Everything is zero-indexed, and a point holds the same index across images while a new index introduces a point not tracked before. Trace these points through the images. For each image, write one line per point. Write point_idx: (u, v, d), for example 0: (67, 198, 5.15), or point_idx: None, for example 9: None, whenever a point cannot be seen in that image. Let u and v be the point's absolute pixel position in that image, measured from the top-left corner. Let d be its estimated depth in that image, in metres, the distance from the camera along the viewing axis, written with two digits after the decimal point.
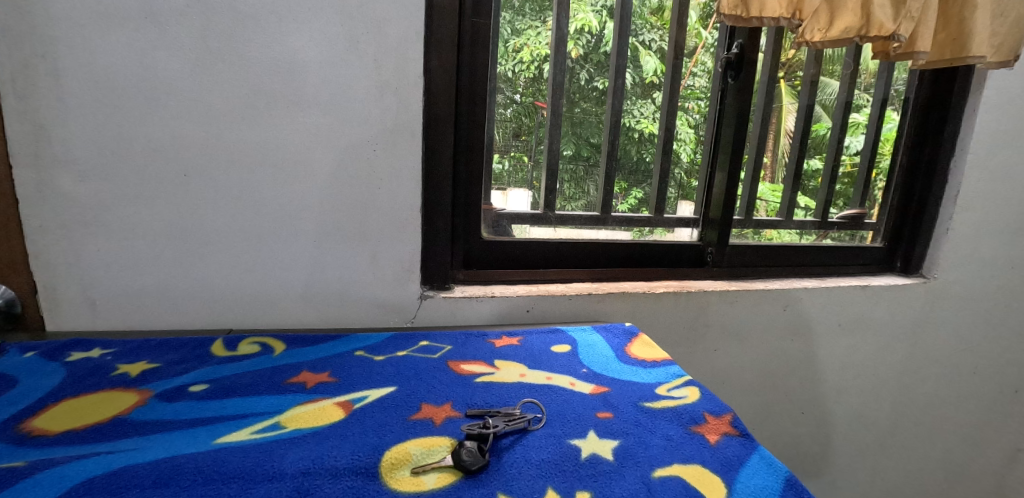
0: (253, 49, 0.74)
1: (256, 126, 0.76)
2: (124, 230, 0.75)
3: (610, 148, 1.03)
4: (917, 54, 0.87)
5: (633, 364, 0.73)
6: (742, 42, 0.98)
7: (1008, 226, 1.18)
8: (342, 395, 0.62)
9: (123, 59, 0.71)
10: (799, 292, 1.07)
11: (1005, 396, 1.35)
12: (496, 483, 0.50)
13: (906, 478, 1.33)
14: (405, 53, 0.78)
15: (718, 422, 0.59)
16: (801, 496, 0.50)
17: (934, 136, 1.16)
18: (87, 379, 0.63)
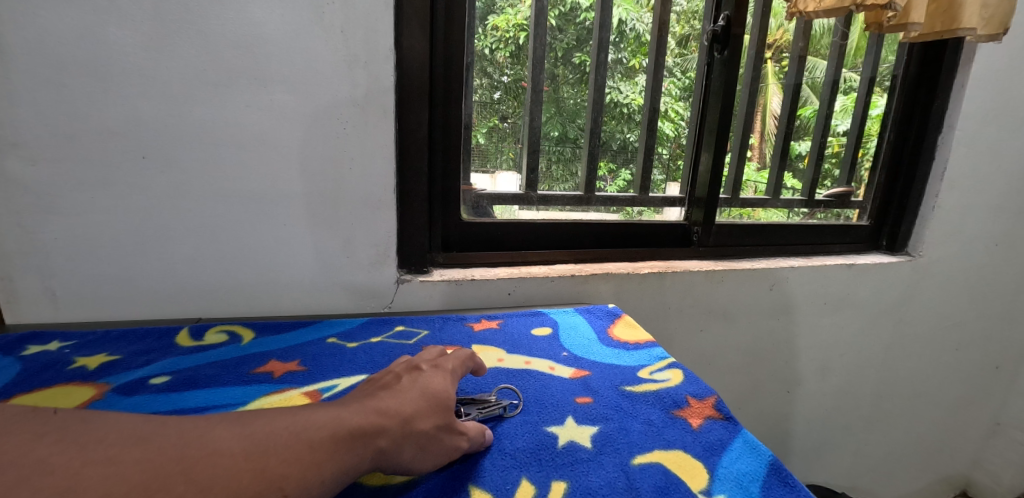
0: (213, 21, 0.69)
1: (219, 105, 0.72)
2: (82, 216, 0.71)
3: (593, 127, 1.00)
4: (910, 25, 0.86)
5: (615, 347, 0.71)
6: (729, 14, 0.94)
7: (993, 203, 1.18)
8: (310, 384, 0.59)
9: (72, 33, 0.66)
10: (785, 271, 1.05)
11: (986, 372, 1.36)
12: (468, 475, 0.47)
13: (888, 454, 1.34)
14: (374, 25, 0.74)
15: (701, 406, 0.58)
16: (785, 481, 0.48)
17: (922, 112, 1.13)
18: (43, 374, 0.60)
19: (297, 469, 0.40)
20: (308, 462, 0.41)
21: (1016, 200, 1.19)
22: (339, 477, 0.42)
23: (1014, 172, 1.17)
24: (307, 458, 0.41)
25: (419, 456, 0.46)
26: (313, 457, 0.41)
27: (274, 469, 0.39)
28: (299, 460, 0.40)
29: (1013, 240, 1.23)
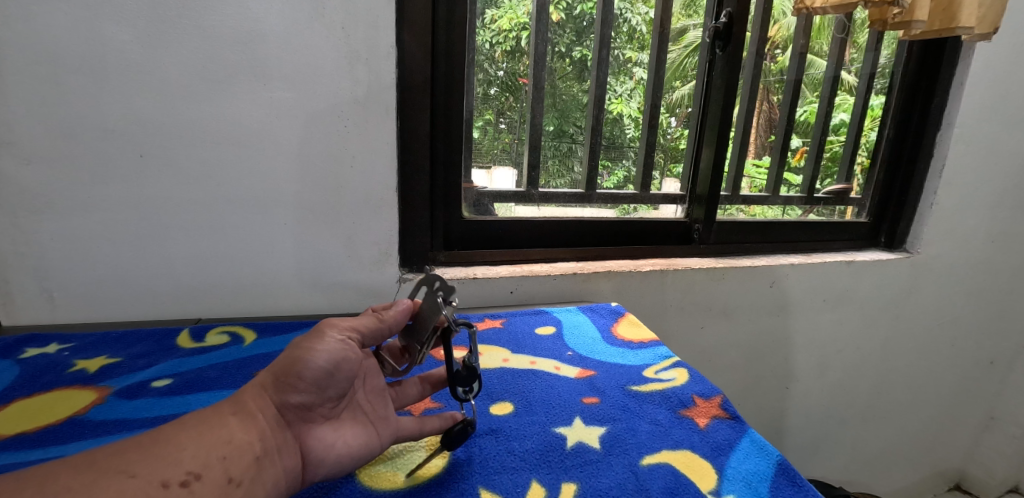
0: (211, 17, 0.68)
1: (218, 102, 0.71)
2: (79, 216, 0.70)
3: (594, 124, 0.99)
4: (914, 23, 0.87)
5: (620, 345, 0.71)
6: (731, 10, 0.93)
7: (990, 199, 1.18)
8: None
9: (68, 30, 0.65)
10: (785, 268, 1.05)
11: (981, 367, 1.37)
12: (477, 478, 0.47)
13: (885, 448, 1.35)
14: (375, 21, 0.74)
15: (708, 405, 0.58)
16: (793, 482, 0.48)
17: (921, 109, 1.14)
18: (42, 378, 0.59)
19: (139, 456, 0.38)
20: (149, 447, 0.39)
21: (1012, 196, 1.20)
22: (215, 443, 0.40)
23: (1011, 168, 1.17)
24: (149, 444, 0.39)
25: (309, 374, 0.45)
26: (156, 444, 0.39)
27: (112, 464, 0.37)
28: (142, 450, 0.38)
29: (1010, 235, 1.23)
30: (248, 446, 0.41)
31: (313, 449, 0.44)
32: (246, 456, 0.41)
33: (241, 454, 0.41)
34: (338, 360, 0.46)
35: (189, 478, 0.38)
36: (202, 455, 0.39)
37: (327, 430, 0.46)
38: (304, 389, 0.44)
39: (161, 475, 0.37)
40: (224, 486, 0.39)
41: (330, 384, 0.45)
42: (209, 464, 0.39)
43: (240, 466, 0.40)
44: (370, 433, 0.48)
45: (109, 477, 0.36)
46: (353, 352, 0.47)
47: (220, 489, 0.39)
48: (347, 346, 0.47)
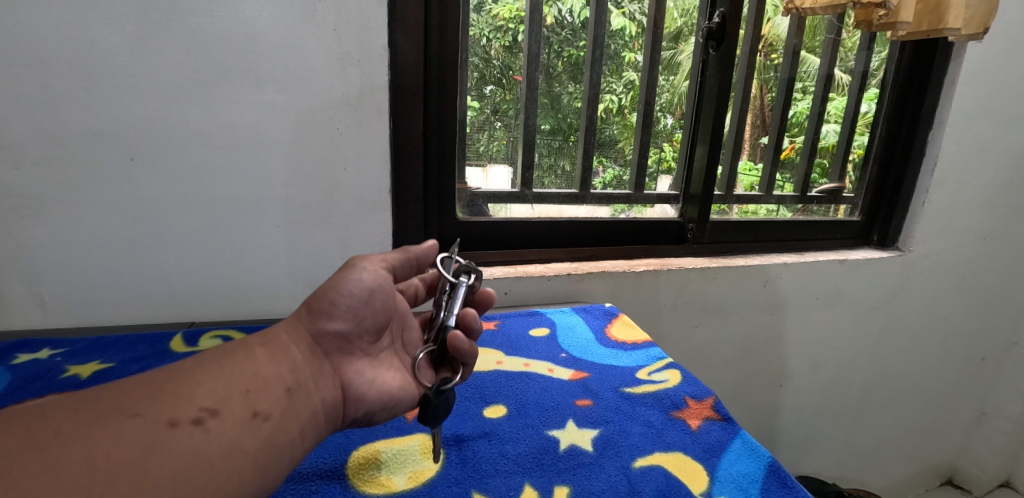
0: (201, 20, 0.68)
1: (209, 106, 0.70)
2: (70, 220, 0.70)
3: (588, 123, 1.00)
4: (899, 24, 0.89)
5: (613, 347, 0.71)
6: (724, 11, 0.93)
7: (981, 197, 1.19)
8: None
9: (56, 33, 0.64)
10: (778, 267, 1.06)
11: (972, 364, 1.38)
12: (471, 481, 0.47)
13: (878, 444, 1.36)
14: (368, 22, 0.74)
15: (700, 407, 0.58)
16: (783, 483, 0.49)
17: (913, 109, 1.14)
18: (33, 384, 0.59)
19: (151, 399, 0.40)
20: (166, 388, 0.41)
21: (1004, 194, 1.21)
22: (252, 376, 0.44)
23: (1003, 166, 1.18)
24: (165, 385, 0.41)
25: (345, 304, 0.50)
26: (173, 386, 0.41)
27: (113, 405, 0.38)
28: (154, 392, 0.40)
29: (1001, 233, 1.24)
30: (280, 377, 0.45)
31: (355, 379, 0.50)
32: (274, 388, 0.44)
33: (272, 385, 0.44)
34: (372, 288, 0.51)
35: (204, 416, 0.40)
36: (226, 387, 0.42)
37: (366, 365, 0.51)
38: (341, 319, 0.50)
39: (170, 414, 0.39)
40: (251, 419, 0.42)
41: (365, 315, 0.51)
42: (230, 398, 0.42)
43: (272, 397, 0.44)
44: (405, 373, 0.53)
45: (112, 418, 0.37)
46: (386, 282, 0.53)
47: (241, 421, 0.41)
48: (380, 277, 0.53)
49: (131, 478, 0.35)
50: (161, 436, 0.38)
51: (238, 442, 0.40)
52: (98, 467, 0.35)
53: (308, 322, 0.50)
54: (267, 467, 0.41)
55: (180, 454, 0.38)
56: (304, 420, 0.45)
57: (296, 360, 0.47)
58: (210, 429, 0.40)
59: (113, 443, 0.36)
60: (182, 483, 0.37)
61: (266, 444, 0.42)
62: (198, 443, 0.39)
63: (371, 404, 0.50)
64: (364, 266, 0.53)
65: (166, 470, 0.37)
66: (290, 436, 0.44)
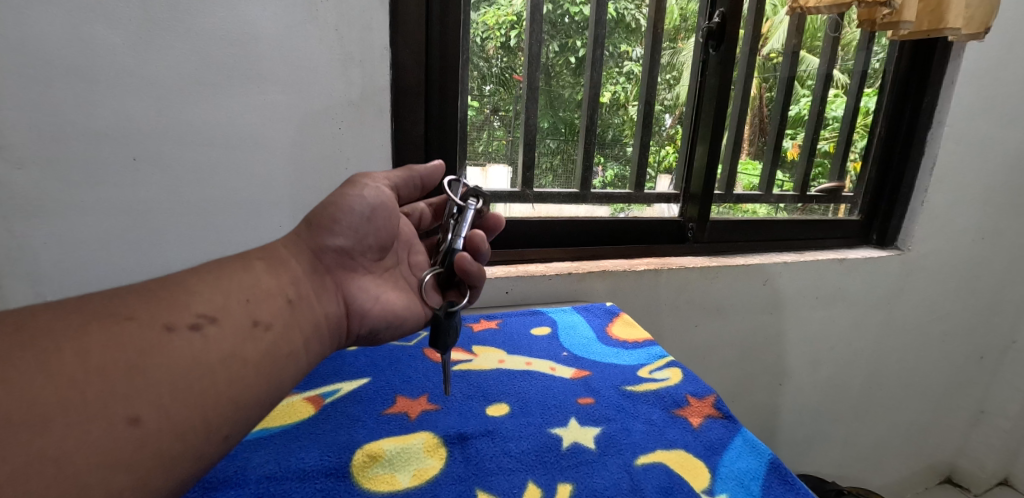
0: (203, 20, 0.68)
1: (212, 106, 0.71)
2: (71, 220, 0.70)
3: (588, 123, 1.00)
4: (901, 23, 0.90)
5: (614, 345, 0.72)
6: (724, 10, 0.93)
7: (980, 196, 1.19)
8: (312, 389, 0.59)
9: (56, 32, 0.64)
10: (778, 267, 1.06)
11: (971, 362, 1.38)
12: (474, 478, 0.47)
13: (877, 443, 1.37)
14: (369, 22, 0.74)
15: (701, 405, 0.58)
16: (785, 480, 0.49)
17: (912, 108, 1.14)
18: None
19: (146, 306, 0.40)
20: (164, 295, 0.41)
21: (1002, 193, 1.21)
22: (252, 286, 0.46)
23: (1001, 166, 1.19)
24: (163, 293, 0.41)
25: (346, 221, 0.53)
26: (169, 294, 0.41)
27: (106, 310, 0.38)
28: (148, 301, 0.40)
29: (1000, 232, 1.25)
30: (280, 289, 0.47)
31: (355, 294, 0.54)
32: (272, 302, 0.46)
33: (273, 296, 0.46)
34: (373, 206, 0.54)
35: (201, 321, 0.41)
36: (224, 297, 0.43)
37: (368, 281, 0.56)
38: (343, 236, 0.53)
39: (166, 318, 0.39)
40: (251, 326, 0.43)
41: (366, 233, 0.54)
42: (227, 310, 0.43)
43: (274, 306, 0.46)
44: (404, 291, 0.58)
45: (106, 321, 0.37)
46: (388, 201, 0.55)
47: (241, 330, 0.42)
48: (382, 195, 0.55)
49: (128, 379, 0.36)
50: (156, 338, 0.38)
51: (236, 349, 0.41)
52: (93, 367, 0.35)
53: (310, 238, 0.53)
54: (265, 380, 0.42)
55: (177, 358, 0.38)
56: (309, 329, 0.48)
57: (297, 273, 0.50)
58: (209, 335, 0.40)
59: (108, 344, 0.36)
60: (181, 386, 0.37)
61: (267, 353, 0.43)
62: (196, 349, 0.39)
63: (374, 319, 0.55)
64: (367, 184, 0.55)
65: (163, 374, 0.37)
66: (291, 348, 0.45)
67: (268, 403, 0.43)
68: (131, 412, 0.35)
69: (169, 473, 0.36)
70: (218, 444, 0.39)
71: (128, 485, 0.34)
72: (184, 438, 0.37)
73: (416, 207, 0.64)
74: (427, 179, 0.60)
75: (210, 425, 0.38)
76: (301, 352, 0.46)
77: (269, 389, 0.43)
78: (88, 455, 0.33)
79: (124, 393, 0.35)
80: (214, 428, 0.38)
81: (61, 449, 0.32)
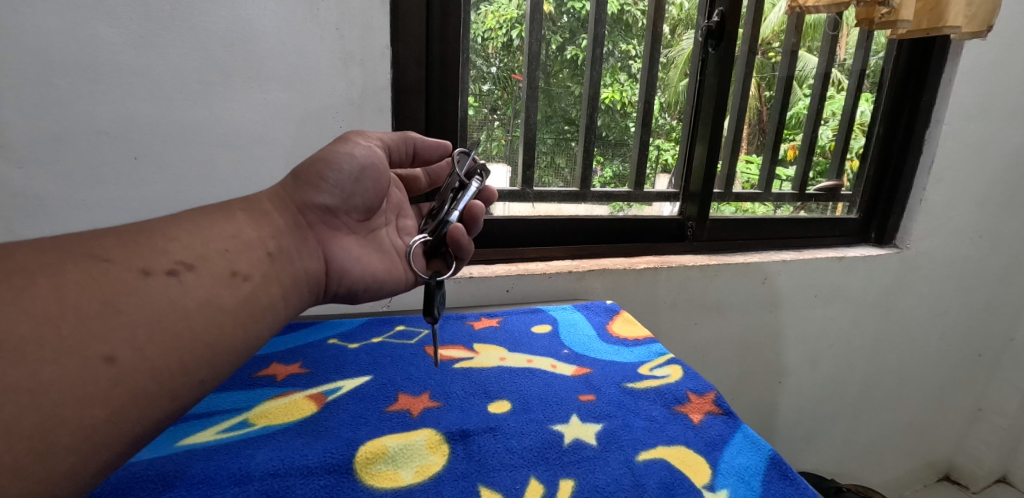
0: (203, 19, 0.68)
1: (213, 104, 0.71)
2: (73, 220, 0.70)
3: (588, 122, 1.00)
4: (900, 22, 0.90)
5: (614, 343, 0.72)
6: (722, 10, 0.94)
7: (978, 195, 1.20)
8: (314, 387, 0.60)
9: (57, 32, 0.64)
10: (777, 265, 1.07)
11: (969, 360, 1.39)
12: (477, 474, 0.48)
13: (876, 440, 1.37)
14: (370, 22, 0.74)
15: (702, 401, 0.59)
16: (785, 475, 0.50)
17: (910, 107, 1.15)
18: None
19: (123, 247, 0.39)
20: (138, 238, 0.40)
21: (999, 192, 1.22)
22: (230, 237, 0.45)
23: (999, 165, 1.19)
24: (140, 237, 0.40)
25: (333, 179, 0.53)
26: (146, 237, 0.41)
27: (81, 249, 0.38)
28: (125, 243, 0.40)
29: (997, 231, 1.25)
30: (261, 242, 0.46)
31: (337, 252, 0.55)
32: (252, 253, 0.45)
33: (252, 248, 0.46)
34: (362, 166, 0.55)
35: (178, 268, 0.40)
36: (202, 246, 0.42)
37: (351, 241, 0.56)
38: (329, 194, 0.53)
39: (142, 263, 0.39)
40: (230, 278, 0.43)
41: (353, 194, 0.55)
42: (206, 257, 0.42)
43: (255, 260, 0.45)
44: (387, 255, 0.60)
45: (81, 261, 0.37)
46: (376, 163, 0.56)
47: (220, 278, 0.42)
48: (373, 155, 0.55)
49: (104, 319, 0.36)
50: (132, 282, 0.38)
51: (215, 296, 0.41)
52: (68, 304, 0.35)
53: (294, 192, 0.52)
54: (242, 327, 0.42)
55: (153, 301, 0.38)
56: (290, 283, 0.48)
57: (277, 227, 0.49)
58: (187, 281, 0.40)
59: (83, 284, 0.36)
60: (157, 329, 0.37)
61: (245, 303, 0.43)
62: (173, 293, 0.39)
63: (355, 279, 0.57)
64: (356, 143, 0.55)
65: (140, 316, 0.37)
66: (269, 299, 0.45)
67: (246, 351, 0.43)
68: (106, 351, 0.35)
69: (145, 412, 0.36)
70: (195, 388, 0.39)
71: (102, 422, 0.34)
72: (160, 379, 0.37)
73: (410, 173, 0.67)
74: (416, 144, 0.62)
75: (187, 369, 0.39)
76: (279, 303, 0.46)
77: (246, 338, 0.43)
78: (63, 392, 0.33)
79: (99, 331, 0.35)
80: (191, 371, 0.39)
81: (37, 380, 0.32)
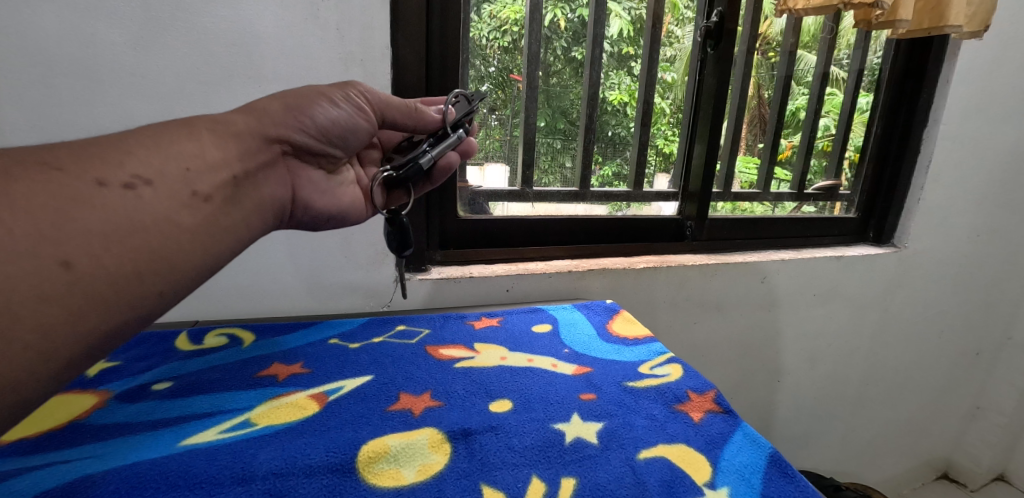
0: (203, 19, 0.68)
1: (213, 105, 0.71)
2: None
3: (588, 122, 1.00)
4: (898, 22, 0.91)
5: (614, 342, 0.72)
6: (721, 10, 0.94)
7: (975, 195, 1.21)
8: (315, 387, 0.60)
9: (58, 33, 0.64)
10: (775, 264, 1.07)
11: (967, 358, 1.40)
12: (479, 473, 0.48)
13: (874, 438, 1.38)
14: (370, 22, 0.74)
15: (702, 400, 0.59)
16: (784, 472, 0.50)
17: (908, 107, 1.15)
18: None
19: (79, 161, 0.40)
20: (96, 152, 0.41)
21: (997, 192, 1.23)
22: (194, 156, 0.45)
23: (996, 165, 1.20)
24: (97, 151, 0.41)
25: (316, 124, 0.55)
26: (104, 152, 0.41)
27: (32, 157, 0.39)
28: (78, 156, 0.41)
29: (994, 231, 1.26)
30: (226, 164, 0.47)
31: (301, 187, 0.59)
32: (216, 175, 0.46)
33: (217, 170, 0.46)
34: (347, 118, 0.58)
35: (134, 183, 0.41)
36: (161, 164, 0.43)
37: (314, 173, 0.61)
38: (308, 135, 0.55)
39: (97, 175, 0.40)
40: (188, 198, 0.44)
41: (329, 139, 0.58)
42: (164, 174, 0.43)
43: (217, 181, 0.46)
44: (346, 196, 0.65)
45: (34, 169, 0.38)
46: (359, 116, 0.59)
47: (178, 198, 0.43)
48: (359, 110, 0.58)
49: (58, 223, 0.37)
50: (86, 192, 0.39)
51: (171, 213, 0.42)
52: (20, 210, 0.36)
53: (274, 122, 0.53)
54: (202, 245, 0.44)
55: (108, 212, 0.39)
56: (253, 208, 0.50)
57: (246, 148, 0.49)
58: (144, 196, 0.41)
59: (36, 192, 0.37)
60: (113, 239, 0.39)
61: (205, 224, 0.44)
62: (129, 208, 0.40)
63: (316, 214, 0.62)
64: (345, 94, 0.57)
65: (94, 225, 0.39)
66: (230, 221, 0.47)
67: (205, 268, 0.45)
68: (61, 256, 0.37)
69: (102, 317, 0.39)
70: (153, 298, 0.42)
71: (60, 327, 0.37)
72: (116, 286, 0.39)
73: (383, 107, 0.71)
74: (419, 129, 0.65)
75: (143, 280, 0.41)
76: (242, 225, 0.48)
77: (205, 258, 0.45)
78: (19, 291, 0.35)
79: (53, 236, 0.37)
80: (148, 282, 0.41)
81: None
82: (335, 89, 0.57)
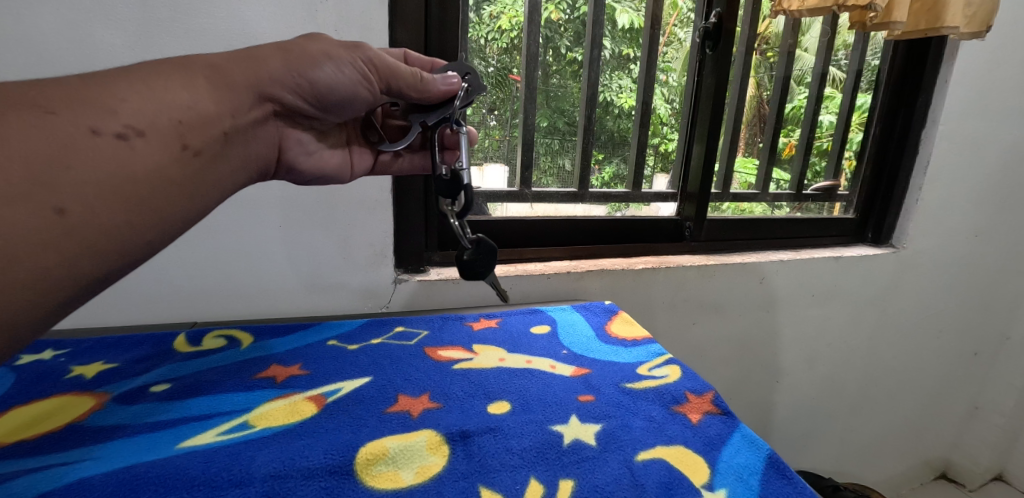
0: (201, 18, 0.68)
1: None
2: None
3: (587, 123, 1.01)
4: (894, 24, 0.91)
5: (613, 343, 0.72)
6: (719, 11, 0.94)
7: (973, 196, 1.21)
8: (314, 388, 0.60)
9: (57, 33, 0.64)
10: (774, 265, 1.07)
11: (965, 359, 1.40)
12: (478, 475, 0.48)
13: (873, 438, 1.38)
14: (369, 23, 0.74)
15: (700, 401, 0.59)
16: (783, 474, 0.50)
17: (907, 109, 1.16)
18: (40, 383, 0.59)
19: (68, 103, 0.39)
20: (86, 94, 0.40)
21: (995, 193, 1.23)
22: (187, 108, 0.44)
23: (994, 166, 1.20)
24: (86, 94, 0.40)
25: (311, 86, 0.53)
26: (94, 97, 0.40)
27: (24, 100, 0.37)
28: (69, 99, 0.39)
29: (993, 231, 1.26)
30: (219, 119, 0.46)
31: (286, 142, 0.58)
32: (208, 131, 0.45)
33: (210, 123, 0.45)
34: (346, 83, 0.54)
35: (126, 131, 0.40)
36: (154, 113, 0.42)
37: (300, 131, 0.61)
38: (301, 97, 0.53)
39: (90, 121, 0.39)
40: (180, 152, 0.43)
41: (323, 101, 0.55)
42: (157, 126, 0.42)
43: (208, 135, 0.45)
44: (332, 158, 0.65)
45: (25, 112, 0.37)
46: (360, 82, 0.55)
47: (170, 152, 0.42)
48: (361, 76, 0.55)
49: (53, 172, 0.37)
50: (79, 139, 0.38)
51: (160, 164, 0.42)
52: (15, 155, 0.35)
53: (271, 79, 0.50)
54: (188, 200, 0.45)
55: (102, 160, 0.39)
56: (238, 162, 0.51)
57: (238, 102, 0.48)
58: (137, 147, 0.40)
59: (29, 139, 0.36)
60: (108, 191, 0.39)
61: (194, 177, 0.45)
62: (122, 157, 0.40)
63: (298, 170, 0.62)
64: (349, 57, 0.54)
65: (88, 174, 0.38)
66: (215, 176, 0.47)
67: (191, 218, 0.46)
68: (56, 203, 0.36)
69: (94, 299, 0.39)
70: (141, 249, 0.42)
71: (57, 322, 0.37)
72: None
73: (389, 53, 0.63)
74: (423, 100, 0.58)
75: (134, 235, 0.41)
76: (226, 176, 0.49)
77: (193, 208, 0.45)
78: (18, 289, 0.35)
79: (47, 188, 0.36)
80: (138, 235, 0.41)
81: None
82: (343, 51, 0.54)
